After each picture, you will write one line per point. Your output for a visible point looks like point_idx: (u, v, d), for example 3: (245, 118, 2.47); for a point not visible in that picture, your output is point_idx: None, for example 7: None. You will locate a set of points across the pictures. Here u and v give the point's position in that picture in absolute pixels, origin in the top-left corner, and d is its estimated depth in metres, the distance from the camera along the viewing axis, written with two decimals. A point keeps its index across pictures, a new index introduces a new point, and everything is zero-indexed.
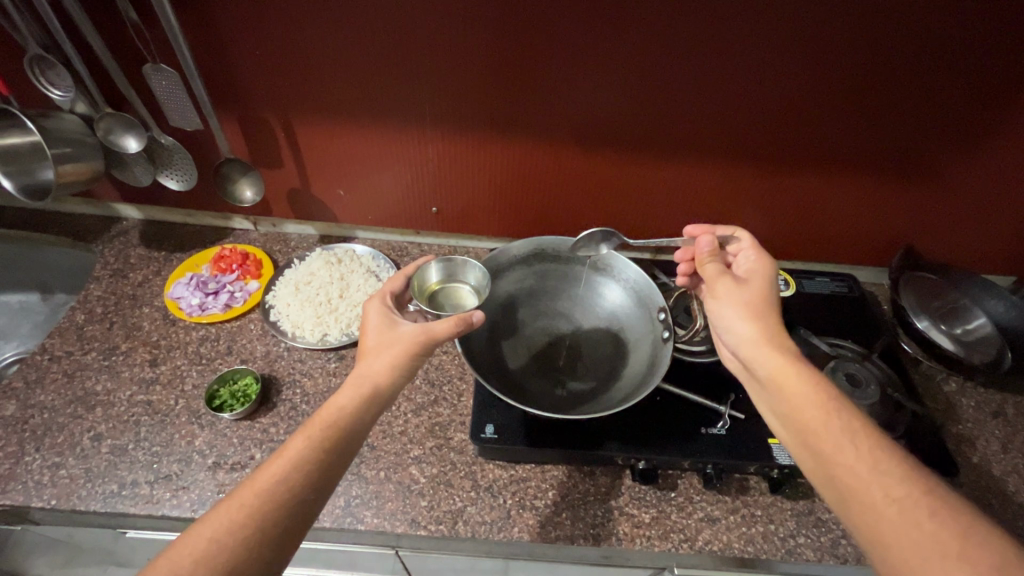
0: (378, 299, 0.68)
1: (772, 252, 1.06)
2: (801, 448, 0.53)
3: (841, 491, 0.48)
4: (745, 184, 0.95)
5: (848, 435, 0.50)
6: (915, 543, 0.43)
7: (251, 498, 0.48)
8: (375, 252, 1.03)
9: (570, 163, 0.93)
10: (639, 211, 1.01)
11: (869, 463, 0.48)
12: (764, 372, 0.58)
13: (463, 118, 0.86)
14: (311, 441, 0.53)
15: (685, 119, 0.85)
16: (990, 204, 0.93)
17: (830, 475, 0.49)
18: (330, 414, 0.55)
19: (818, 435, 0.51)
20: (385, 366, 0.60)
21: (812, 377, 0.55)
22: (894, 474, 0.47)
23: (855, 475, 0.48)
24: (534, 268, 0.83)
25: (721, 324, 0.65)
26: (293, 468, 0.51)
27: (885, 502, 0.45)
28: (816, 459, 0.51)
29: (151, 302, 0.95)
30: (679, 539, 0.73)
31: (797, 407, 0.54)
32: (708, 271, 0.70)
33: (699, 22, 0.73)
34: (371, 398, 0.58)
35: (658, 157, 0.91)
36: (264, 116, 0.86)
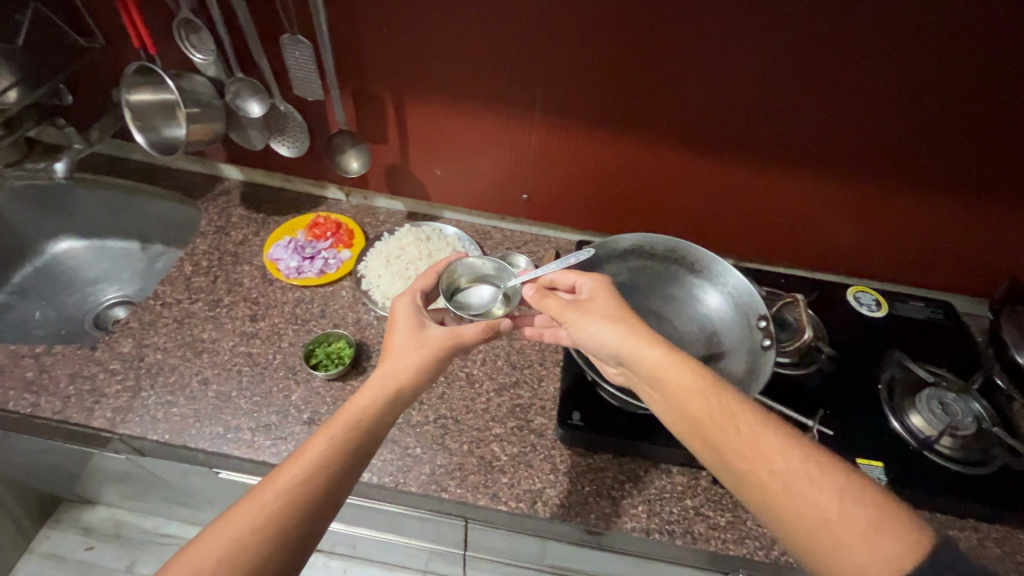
0: (405, 300, 0.73)
1: (860, 270, 1.04)
2: (696, 439, 0.57)
3: (736, 472, 0.54)
4: (841, 199, 0.92)
5: (729, 418, 0.56)
6: (807, 512, 0.50)
7: (274, 499, 0.51)
8: (461, 233, 1.05)
9: (661, 161, 0.93)
10: (732, 217, 1.00)
11: (751, 441, 0.54)
12: (651, 377, 0.61)
13: (571, 109, 0.87)
14: (332, 443, 0.56)
15: (793, 128, 0.84)
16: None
17: (724, 457, 0.55)
18: (351, 416, 0.59)
19: (709, 423, 0.56)
20: (411, 373, 0.65)
21: (685, 370, 0.60)
22: (774, 447, 0.54)
23: (743, 456, 0.54)
24: (630, 263, 0.82)
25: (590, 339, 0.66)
26: (316, 467, 0.54)
27: (770, 476, 0.52)
28: (709, 447, 0.56)
29: (251, 260, 1.00)
30: (754, 545, 0.73)
31: (682, 401, 0.58)
32: (552, 305, 0.69)
33: (833, 30, 0.72)
34: (393, 398, 0.63)
35: (758, 164, 0.90)
36: (379, 92, 0.89)
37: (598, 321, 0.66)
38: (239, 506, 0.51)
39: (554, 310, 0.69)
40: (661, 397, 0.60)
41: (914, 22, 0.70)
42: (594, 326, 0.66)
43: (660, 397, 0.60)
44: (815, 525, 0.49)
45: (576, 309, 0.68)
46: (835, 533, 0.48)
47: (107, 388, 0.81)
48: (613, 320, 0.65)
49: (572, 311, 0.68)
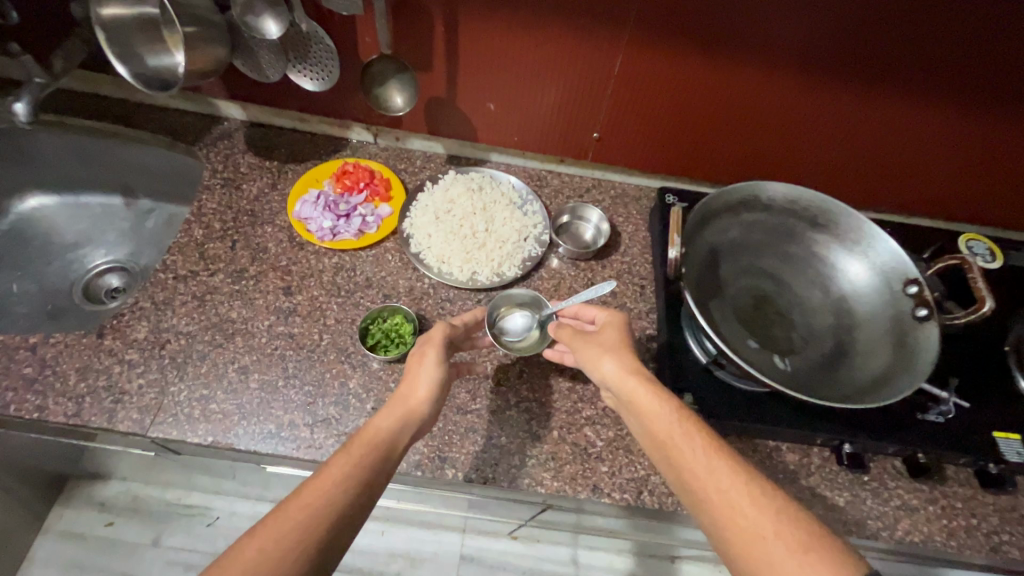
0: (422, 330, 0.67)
1: (964, 214, 0.93)
2: (660, 460, 0.54)
3: (687, 489, 0.51)
4: (969, 135, 0.79)
5: (688, 438, 0.52)
6: (747, 534, 0.46)
7: (300, 513, 0.46)
8: (516, 180, 0.90)
9: (765, 92, 0.78)
10: (831, 155, 0.86)
11: (705, 462, 0.51)
12: (626, 397, 0.57)
13: (668, 23, 0.70)
14: (349, 460, 0.51)
15: (941, 48, 0.68)
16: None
17: (680, 476, 0.51)
18: (368, 434, 0.53)
19: (670, 445, 0.53)
20: (423, 388, 0.59)
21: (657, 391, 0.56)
22: (722, 469, 0.50)
23: (696, 477, 0.50)
24: (740, 217, 0.70)
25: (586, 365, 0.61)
26: (338, 485, 0.48)
27: (716, 494, 0.49)
28: (669, 466, 0.52)
29: (273, 220, 0.84)
30: (877, 527, 0.68)
31: (648, 419, 0.54)
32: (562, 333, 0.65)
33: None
34: (410, 416, 0.57)
35: (880, 94, 0.76)
36: (427, 5, 0.71)
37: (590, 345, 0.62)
38: (262, 524, 0.45)
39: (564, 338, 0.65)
40: (635, 419, 0.56)
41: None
42: (587, 352, 0.61)
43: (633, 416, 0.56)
44: (756, 547, 0.45)
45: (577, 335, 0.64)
46: (773, 556, 0.45)
47: (128, 384, 0.68)
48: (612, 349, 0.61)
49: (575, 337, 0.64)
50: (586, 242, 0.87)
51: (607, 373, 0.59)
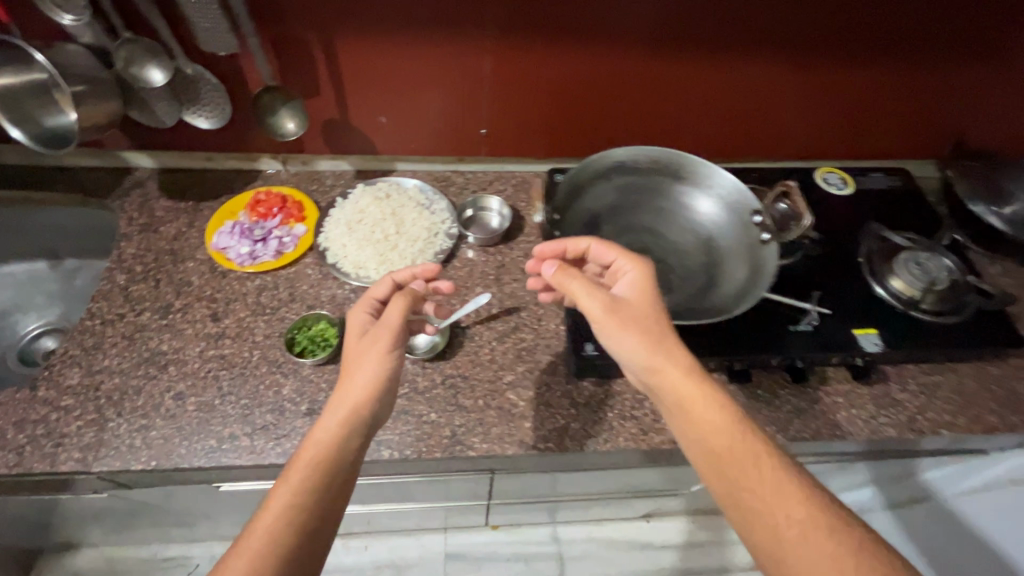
0: (360, 309, 0.69)
1: (828, 152, 1.03)
2: (706, 471, 0.55)
3: (747, 511, 0.52)
4: (806, 81, 0.91)
5: (752, 461, 0.53)
6: (819, 563, 0.48)
7: (260, 543, 0.49)
8: (422, 184, 0.97)
9: (624, 72, 0.87)
10: (698, 119, 0.96)
11: (765, 482, 0.52)
12: (676, 399, 0.58)
13: (521, 17, 0.78)
14: (296, 486, 0.52)
15: (753, 11, 0.80)
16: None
17: (734, 491, 0.53)
18: (312, 446, 0.56)
19: (724, 459, 0.54)
20: (363, 375, 0.61)
21: (716, 405, 0.56)
22: (797, 496, 0.51)
23: (760, 498, 0.52)
24: (613, 182, 0.78)
25: (618, 349, 0.61)
26: (289, 508, 0.51)
27: (788, 525, 0.50)
28: (719, 475, 0.54)
29: (193, 255, 0.88)
30: (773, 431, 0.76)
31: (707, 433, 0.55)
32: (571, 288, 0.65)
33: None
34: (353, 412, 0.59)
35: (718, 57, 0.86)
36: (303, 39, 0.77)
37: (619, 329, 0.60)
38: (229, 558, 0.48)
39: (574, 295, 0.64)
40: (676, 417, 0.58)
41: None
42: (601, 328, 0.62)
43: (682, 419, 0.57)
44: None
45: (603, 313, 0.61)
46: None
47: (67, 428, 0.71)
48: (647, 335, 0.60)
49: (603, 311, 0.61)
50: (493, 229, 0.94)
51: (643, 365, 0.59)
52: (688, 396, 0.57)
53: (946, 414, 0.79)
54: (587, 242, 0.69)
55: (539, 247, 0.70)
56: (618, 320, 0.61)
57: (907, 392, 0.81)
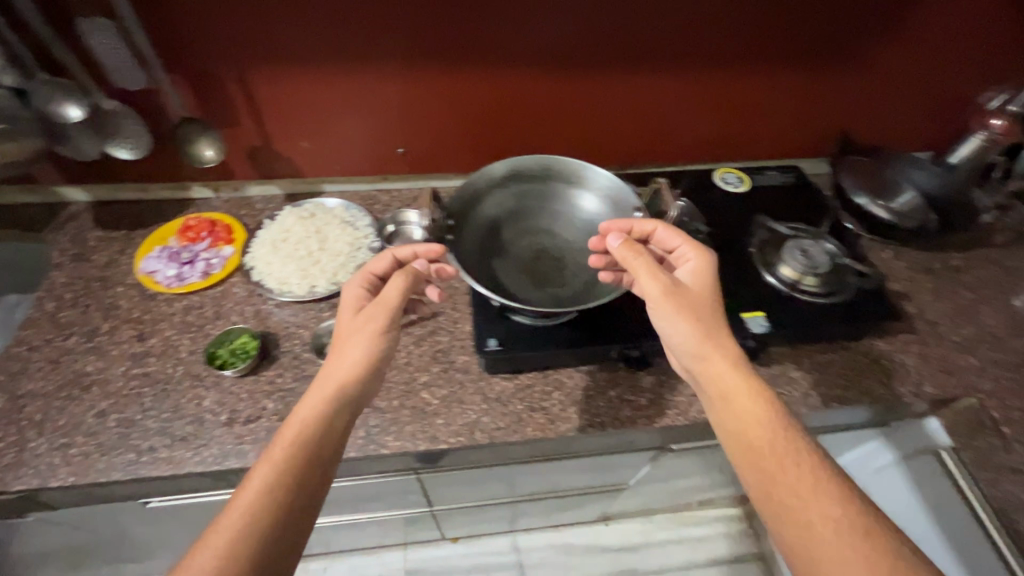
0: (356, 282, 0.70)
1: (731, 155, 1.10)
2: (744, 463, 0.59)
3: (777, 501, 0.56)
4: (698, 91, 0.97)
5: (791, 456, 0.57)
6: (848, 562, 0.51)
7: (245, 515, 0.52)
8: (346, 203, 1.02)
9: (524, 90, 0.93)
10: (603, 131, 1.01)
11: (798, 475, 0.56)
12: (718, 388, 0.63)
13: (416, 44, 0.84)
14: (276, 467, 0.55)
15: (633, 30, 0.86)
16: (922, 75, 1.00)
17: (767, 483, 0.57)
18: (295, 426, 0.59)
19: (761, 453, 0.58)
20: (353, 357, 0.63)
21: (757, 395, 0.61)
22: (831, 493, 0.55)
23: (795, 492, 0.55)
24: (512, 189, 0.84)
25: (669, 333, 0.66)
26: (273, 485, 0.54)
27: (822, 522, 0.53)
28: (752, 467, 0.58)
29: (122, 280, 0.92)
30: (675, 414, 0.81)
31: (745, 428, 0.60)
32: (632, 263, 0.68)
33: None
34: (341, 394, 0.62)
35: (609, 73, 0.92)
36: (215, 73, 0.84)
37: (675, 313, 0.65)
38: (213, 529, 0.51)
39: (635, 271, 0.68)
40: (718, 409, 0.63)
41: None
42: (657, 308, 0.66)
43: (722, 411, 0.62)
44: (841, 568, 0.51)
45: (663, 296, 0.66)
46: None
47: None
48: (701, 323, 0.65)
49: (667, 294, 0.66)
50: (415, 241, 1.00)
51: (692, 350, 0.64)
52: (732, 388, 0.62)
53: (838, 389, 0.84)
54: (655, 225, 0.75)
55: (603, 223, 0.73)
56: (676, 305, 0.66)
57: (802, 370, 0.86)
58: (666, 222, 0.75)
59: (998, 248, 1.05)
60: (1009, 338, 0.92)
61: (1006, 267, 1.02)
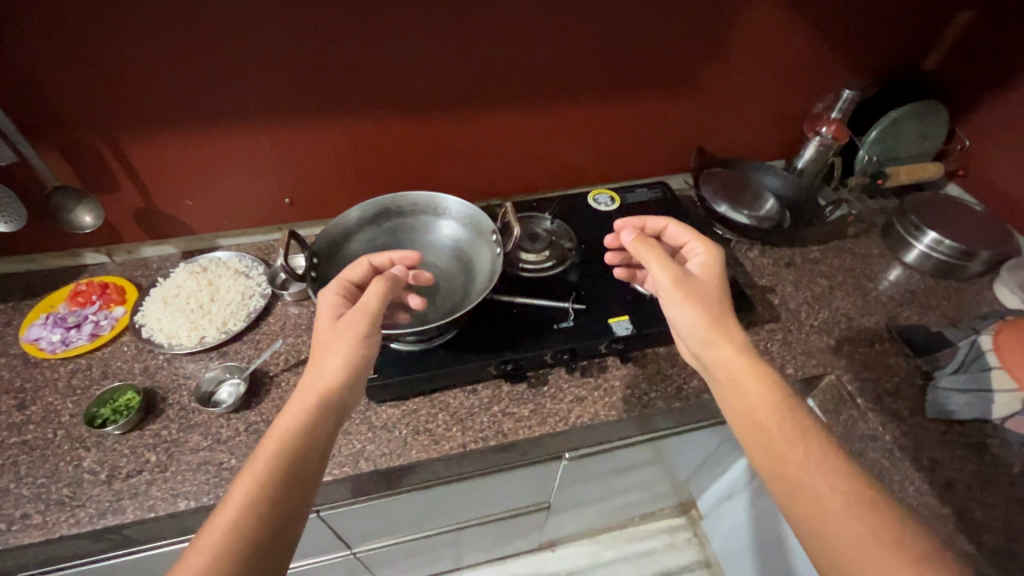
0: (333, 289, 0.73)
1: (604, 176, 1.21)
2: (752, 444, 0.62)
3: (786, 481, 0.58)
4: (558, 124, 1.07)
5: (800, 440, 0.60)
6: (848, 534, 0.53)
7: (227, 531, 0.52)
8: (240, 254, 1.06)
9: (394, 135, 1.01)
10: (480, 165, 1.10)
11: (808, 455, 0.59)
12: (727, 372, 0.67)
13: (282, 103, 0.91)
14: (257, 480, 0.55)
15: (484, 76, 0.96)
16: (759, 93, 1.12)
17: (777, 462, 0.59)
18: (275, 437, 0.59)
19: (768, 434, 0.61)
20: (334, 363, 0.65)
21: (764, 379, 0.64)
22: (837, 470, 0.57)
23: (805, 471, 0.58)
24: (383, 226, 0.91)
25: (680, 323, 0.72)
26: (254, 497, 0.54)
27: (831, 499, 0.56)
28: (764, 448, 0.61)
29: (7, 351, 0.92)
30: (555, 420, 0.85)
31: (753, 409, 0.63)
32: (645, 255, 0.75)
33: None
34: (321, 401, 0.63)
35: (471, 114, 1.01)
36: (89, 143, 0.88)
37: (683, 298, 0.71)
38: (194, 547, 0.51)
39: (646, 261, 0.75)
40: (724, 391, 0.66)
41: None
42: (666, 293, 0.72)
43: (732, 395, 0.65)
44: (846, 540, 0.53)
45: (671, 281, 0.72)
46: (867, 555, 0.52)
47: None
48: (708, 307, 0.70)
49: (678, 283, 0.72)
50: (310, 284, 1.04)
51: (700, 335, 0.69)
52: (737, 373, 0.66)
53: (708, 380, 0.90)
54: (665, 223, 0.86)
55: (617, 218, 0.81)
56: (687, 292, 0.71)
57: (675, 367, 0.92)
58: (677, 219, 0.85)
59: (850, 239, 1.17)
60: (861, 317, 1.01)
61: (858, 255, 1.13)
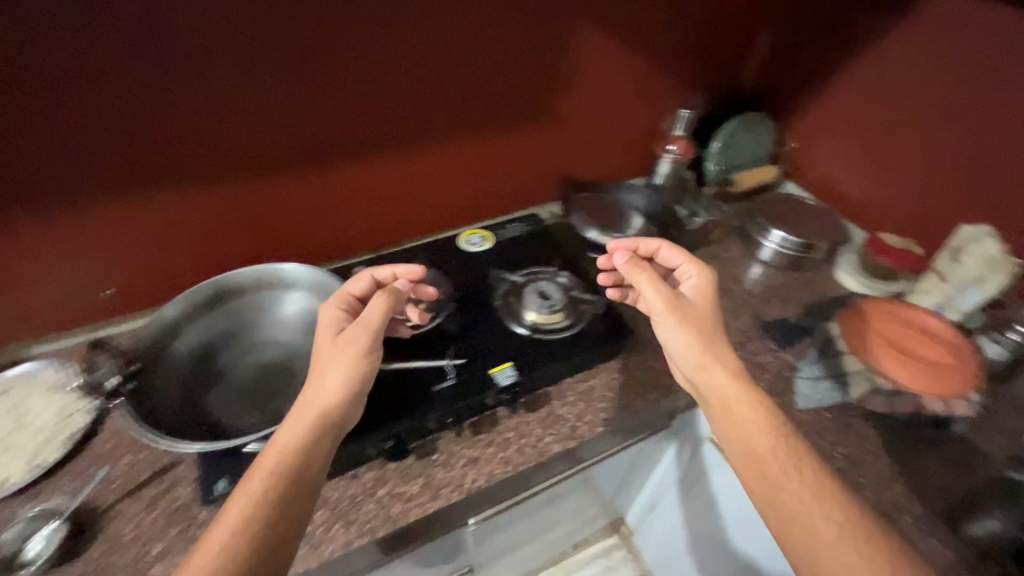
0: (334, 303, 0.76)
1: (475, 214, 1.18)
2: (744, 466, 0.64)
3: (782, 512, 0.60)
4: (417, 169, 1.03)
5: (792, 468, 0.63)
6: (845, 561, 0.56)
7: (227, 542, 0.54)
8: (51, 361, 0.88)
9: (232, 203, 0.90)
10: (339, 221, 1.03)
11: (801, 481, 0.61)
12: (720, 397, 0.69)
13: (79, 185, 0.77)
14: (263, 493, 0.58)
15: (323, 129, 0.89)
16: (610, 117, 1.16)
17: (770, 486, 0.62)
18: (276, 453, 0.61)
19: (766, 463, 0.63)
20: (336, 383, 0.67)
21: (756, 405, 0.67)
22: (830, 499, 0.60)
23: (800, 500, 0.60)
24: (221, 310, 0.82)
25: (670, 344, 0.74)
26: (254, 512, 0.56)
27: (825, 526, 0.58)
28: (758, 472, 0.63)
29: None
30: (449, 490, 0.78)
31: (748, 433, 0.65)
32: (636, 276, 0.77)
33: (276, 17, 0.75)
34: (323, 416, 0.65)
35: (317, 170, 0.93)
36: None
37: (675, 321, 0.73)
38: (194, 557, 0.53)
39: (636, 282, 0.76)
40: (721, 416, 0.68)
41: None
42: (659, 316, 0.74)
43: (725, 417, 0.68)
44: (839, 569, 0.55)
45: (664, 305, 0.74)
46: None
47: None
48: (702, 333, 0.73)
49: (667, 304, 0.74)
50: None
51: (694, 358, 0.71)
52: (730, 396, 0.68)
53: (601, 412, 0.89)
54: (659, 244, 0.86)
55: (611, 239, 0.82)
56: (680, 315, 0.74)
57: (567, 404, 0.90)
58: (670, 242, 0.85)
59: (714, 244, 1.24)
60: (732, 319, 1.06)
61: (723, 259, 1.20)
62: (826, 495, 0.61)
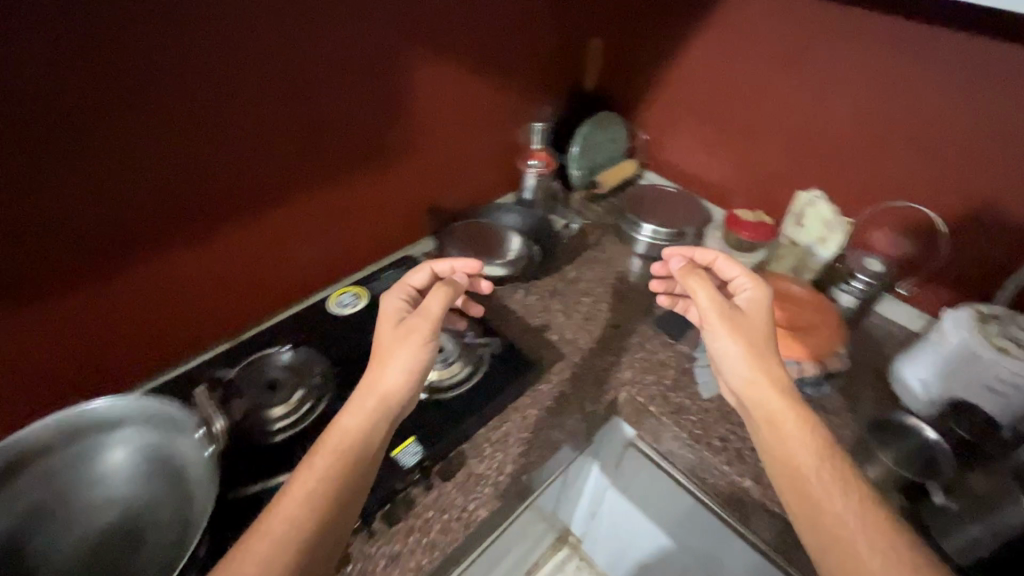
0: (398, 293, 0.77)
1: (345, 267, 1.07)
2: (788, 488, 0.61)
3: (826, 536, 0.56)
4: (266, 233, 0.89)
5: (838, 486, 0.59)
6: None
7: (273, 534, 0.53)
8: None
9: (21, 330, 0.70)
10: (181, 314, 0.86)
11: (846, 504, 0.57)
12: (765, 413, 0.66)
13: None
14: (321, 481, 0.57)
15: (133, 214, 0.72)
16: (467, 140, 1.11)
17: (813, 509, 0.58)
18: (340, 440, 0.61)
19: (811, 490, 0.59)
20: (398, 372, 0.67)
21: (805, 425, 0.64)
22: (876, 521, 0.56)
23: (844, 527, 0.56)
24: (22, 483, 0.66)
25: (722, 355, 0.72)
26: (306, 503, 0.56)
27: (871, 554, 0.54)
28: (803, 498, 0.59)
29: None
30: None
31: (793, 453, 0.62)
32: (693, 282, 0.75)
33: (23, 89, 0.59)
34: (386, 404, 0.65)
35: (137, 263, 0.76)
36: None
37: (728, 330, 0.71)
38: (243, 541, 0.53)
39: (693, 288, 0.75)
40: (767, 435, 0.65)
41: (106, 40, 0.62)
42: (711, 325, 0.73)
43: (771, 435, 0.65)
44: None
45: (718, 313, 0.72)
46: None
47: None
48: (759, 346, 0.70)
49: (721, 311, 0.72)
50: None
51: (742, 372, 0.69)
52: (777, 412, 0.66)
53: (521, 458, 0.83)
54: (716, 255, 0.82)
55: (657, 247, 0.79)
56: (736, 326, 0.72)
57: (484, 459, 0.83)
58: (727, 254, 0.81)
59: (593, 247, 1.24)
60: (625, 321, 1.07)
61: (604, 261, 1.21)
62: (861, 516, 0.57)
